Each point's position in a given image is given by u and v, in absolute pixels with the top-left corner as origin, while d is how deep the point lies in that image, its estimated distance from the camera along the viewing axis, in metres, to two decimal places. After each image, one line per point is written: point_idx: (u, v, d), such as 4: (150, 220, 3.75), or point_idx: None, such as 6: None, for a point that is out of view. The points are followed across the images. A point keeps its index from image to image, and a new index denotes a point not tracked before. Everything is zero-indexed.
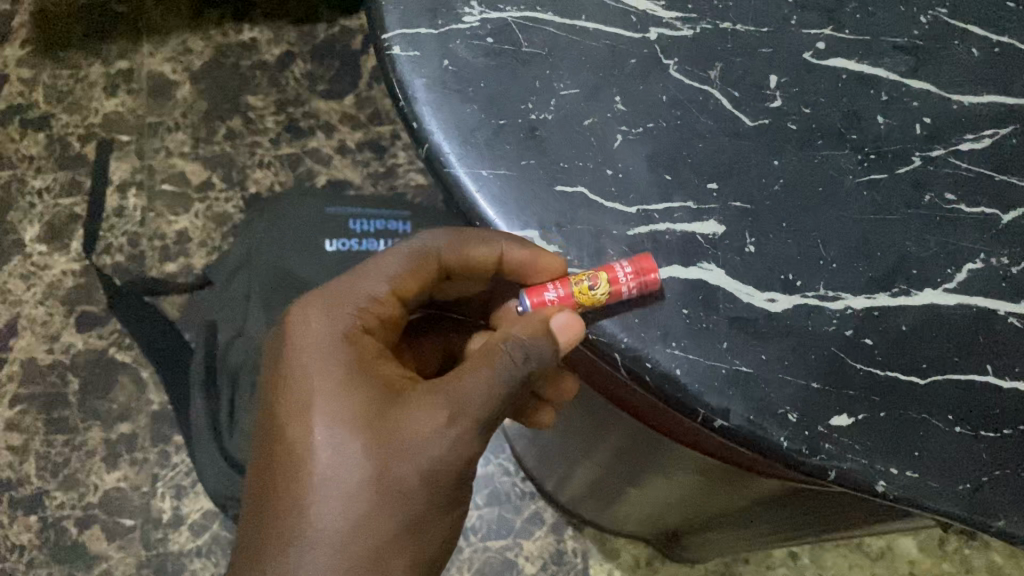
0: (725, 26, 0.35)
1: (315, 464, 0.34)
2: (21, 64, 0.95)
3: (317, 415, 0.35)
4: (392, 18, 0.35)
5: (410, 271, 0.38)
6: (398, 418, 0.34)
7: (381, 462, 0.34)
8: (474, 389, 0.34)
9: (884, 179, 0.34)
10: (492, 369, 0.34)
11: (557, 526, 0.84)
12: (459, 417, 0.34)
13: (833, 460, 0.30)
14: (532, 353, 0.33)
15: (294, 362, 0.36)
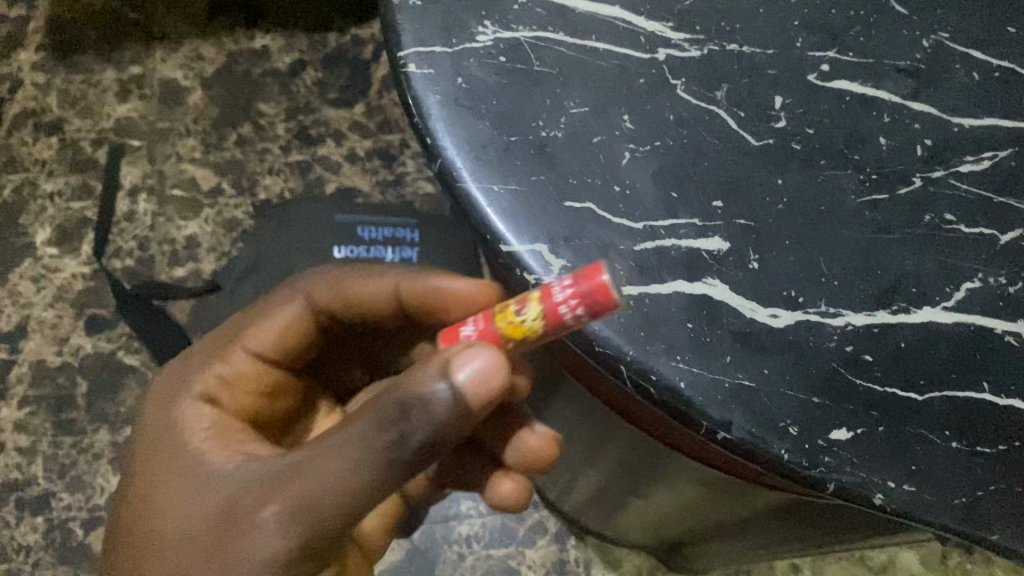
0: (732, 48, 0.36)
1: (146, 531, 0.38)
2: (35, 68, 0.96)
3: (154, 481, 0.40)
4: (408, 36, 0.36)
5: (278, 328, 0.45)
6: (219, 493, 0.37)
7: (194, 539, 0.37)
8: (301, 468, 0.35)
9: (886, 199, 0.34)
10: (341, 440, 0.34)
11: (559, 536, 0.85)
12: (275, 496, 0.35)
13: (832, 473, 0.31)
14: (421, 416, 0.33)
15: (147, 430, 0.42)
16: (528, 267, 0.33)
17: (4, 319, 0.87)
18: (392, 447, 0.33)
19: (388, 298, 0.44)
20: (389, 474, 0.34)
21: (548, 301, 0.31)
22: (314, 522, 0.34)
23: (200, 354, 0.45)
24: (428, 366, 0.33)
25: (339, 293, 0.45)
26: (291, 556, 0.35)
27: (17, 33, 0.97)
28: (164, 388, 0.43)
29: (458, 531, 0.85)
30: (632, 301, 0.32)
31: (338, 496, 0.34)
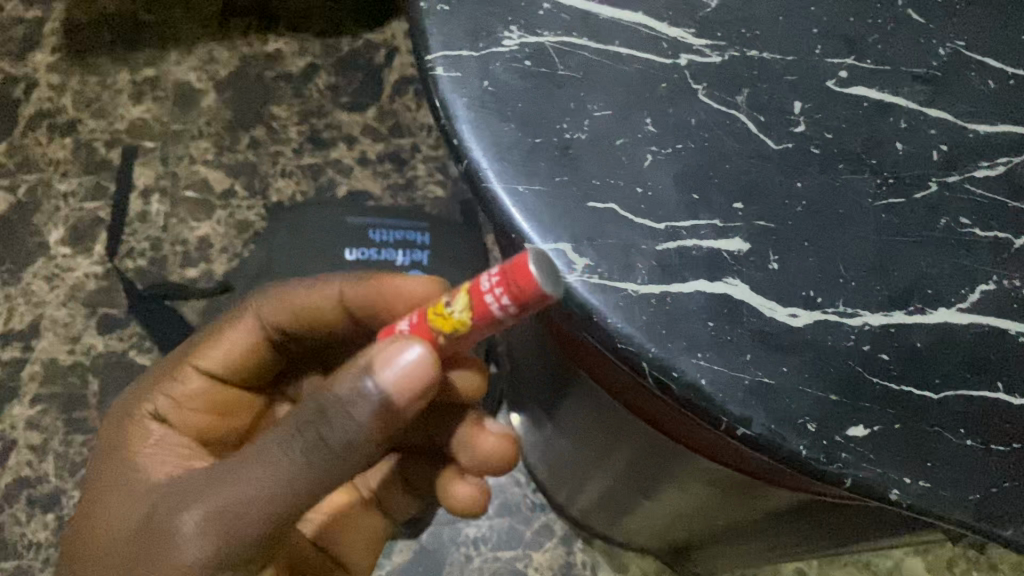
0: (752, 54, 0.37)
1: (91, 536, 0.45)
2: (50, 70, 0.97)
3: (104, 490, 0.46)
4: (435, 41, 0.37)
5: (227, 349, 0.52)
6: (156, 501, 0.43)
7: (134, 537, 0.42)
8: (221, 476, 0.40)
9: (902, 203, 0.35)
10: (252, 451, 0.39)
11: (566, 539, 0.89)
12: (195, 500, 0.40)
13: (850, 468, 0.31)
14: (336, 420, 0.38)
15: (109, 445, 0.50)
16: None
17: (16, 317, 0.88)
18: (303, 452, 0.38)
19: (335, 306, 0.50)
20: (297, 478, 0.38)
21: (473, 297, 0.34)
22: (226, 526, 0.39)
23: (158, 375, 0.53)
24: (350, 370, 0.38)
25: (286, 308, 0.51)
26: (207, 558, 0.39)
27: (33, 35, 0.99)
28: (127, 409, 0.52)
29: (465, 533, 0.89)
30: (653, 299, 0.33)
31: (249, 503, 0.39)
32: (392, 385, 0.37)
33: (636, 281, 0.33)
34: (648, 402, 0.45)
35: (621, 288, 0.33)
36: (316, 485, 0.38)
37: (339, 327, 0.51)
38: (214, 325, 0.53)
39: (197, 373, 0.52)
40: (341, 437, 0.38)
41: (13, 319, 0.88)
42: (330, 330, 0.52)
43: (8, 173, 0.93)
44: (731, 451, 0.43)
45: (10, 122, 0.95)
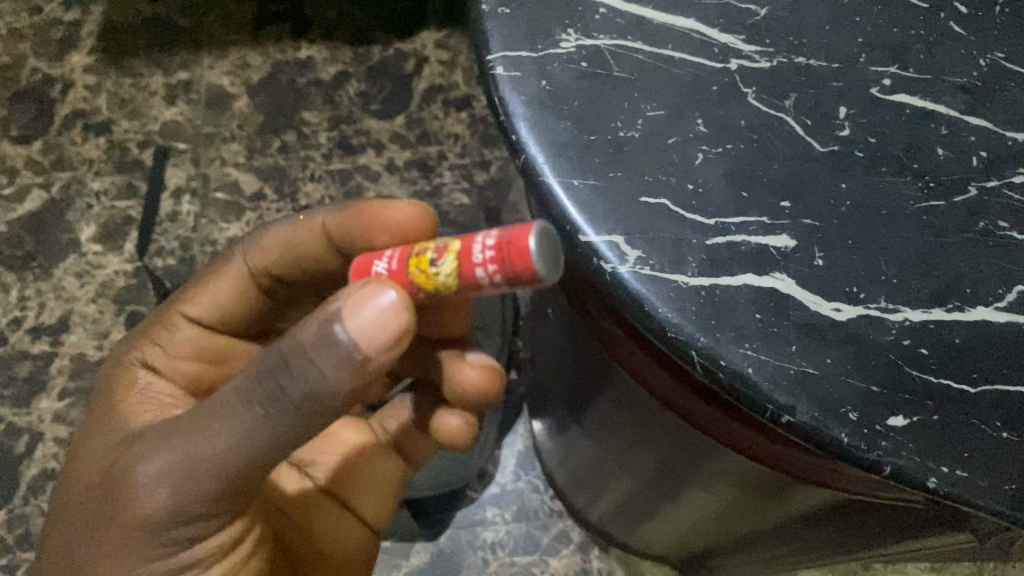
0: (800, 61, 0.39)
1: (72, 469, 0.48)
2: (87, 71, 1.06)
3: (89, 431, 0.50)
4: (496, 42, 0.39)
5: (212, 299, 0.55)
6: (133, 440, 0.46)
7: (101, 478, 0.45)
8: (186, 427, 0.42)
9: (943, 206, 0.37)
10: (217, 405, 0.41)
11: (583, 546, 0.93)
12: (167, 445, 0.42)
13: (889, 456, 0.33)
14: (310, 368, 0.38)
15: (99, 386, 0.54)
16: (604, 256, 0.35)
17: (47, 312, 0.97)
18: (266, 408, 0.39)
19: (320, 238, 0.52)
20: (260, 433, 0.40)
21: (464, 260, 0.36)
22: (194, 473, 0.42)
23: (150, 324, 0.56)
24: (318, 316, 0.38)
25: (269, 252, 0.53)
26: (167, 504, 0.42)
27: (72, 36, 1.07)
28: (117, 354, 0.55)
29: (483, 537, 0.93)
30: (702, 291, 0.34)
31: (210, 456, 0.41)
32: (364, 328, 0.37)
33: (687, 273, 0.35)
34: (679, 399, 0.47)
35: (672, 279, 0.35)
36: (272, 442, 0.40)
37: (324, 264, 0.53)
38: (204, 273, 0.56)
39: (186, 323, 0.55)
40: (303, 389, 0.38)
41: (45, 314, 0.97)
42: (319, 266, 0.53)
43: (44, 171, 1.02)
44: (752, 442, 0.46)
45: (47, 122, 1.04)
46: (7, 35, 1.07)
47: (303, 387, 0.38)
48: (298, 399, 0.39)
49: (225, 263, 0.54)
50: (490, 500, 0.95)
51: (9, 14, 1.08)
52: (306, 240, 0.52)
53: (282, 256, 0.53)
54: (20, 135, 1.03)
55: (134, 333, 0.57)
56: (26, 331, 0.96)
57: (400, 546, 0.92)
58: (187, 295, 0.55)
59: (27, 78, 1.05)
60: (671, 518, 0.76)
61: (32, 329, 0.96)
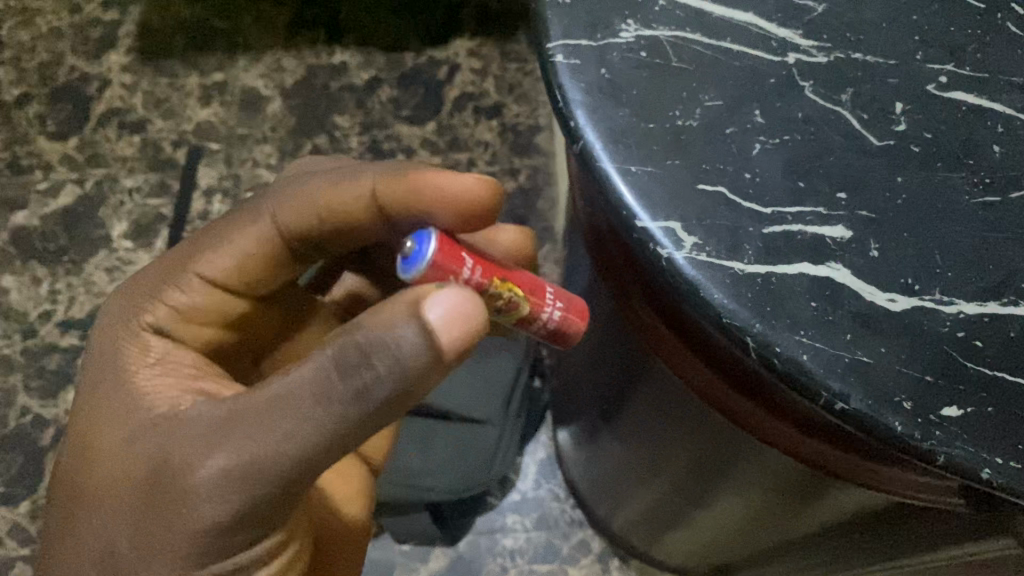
0: (856, 57, 0.39)
1: (93, 460, 0.44)
2: (123, 70, 1.07)
3: (104, 415, 0.45)
4: (556, 30, 0.39)
5: (236, 257, 0.49)
6: (176, 434, 0.42)
7: (139, 478, 0.42)
8: (243, 427, 0.40)
9: (998, 201, 0.37)
10: (280, 402, 0.40)
11: (602, 556, 0.93)
12: (229, 447, 0.40)
13: (943, 446, 0.33)
14: (388, 360, 0.38)
15: (97, 359, 0.48)
16: (659, 242, 0.35)
17: (77, 306, 0.98)
18: (347, 408, 0.39)
19: (367, 203, 0.50)
20: (337, 431, 0.39)
21: (536, 310, 0.43)
22: (259, 476, 0.40)
23: (154, 278, 0.50)
24: (397, 307, 0.38)
25: (314, 210, 0.50)
26: (227, 510, 0.40)
27: (110, 36, 1.09)
28: (114, 319, 0.49)
29: (502, 543, 0.93)
30: (759, 278, 0.35)
31: (280, 459, 0.39)
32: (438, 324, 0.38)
33: (743, 261, 0.35)
34: (720, 391, 0.47)
35: (728, 266, 0.35)
36: (346, 439, 0.40)
37: (363, 227, 0.51)
38: (218, 227, 0.50)
39: (201, 282, 0.49)
40: (388, 385, 0.39)
41: (74, 308, 0.98)
42: (355, 228, 0.51)
43: (78, 167, 1.03)
44: (791, 437, 0.46)
45: (83, 119, 1.05)
46: (47, 33, 1.09)
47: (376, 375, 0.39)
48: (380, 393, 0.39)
49: (252, 221, 0.49)
50: (510, 507, 0.94)
51: (49, 12, 1.10)
52: (344, 196, 0.50)
53: (323, 218, 0.50)
54: (57, 131, 1.05)
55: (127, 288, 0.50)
56: (56, 324, 0.98)
57: (419, 550, 0.92)
58: (202, 251, 0.49)
59: (65, 76, 1.07)
60: (695, 528, 0.75)
61: (62, 323, 0.98)
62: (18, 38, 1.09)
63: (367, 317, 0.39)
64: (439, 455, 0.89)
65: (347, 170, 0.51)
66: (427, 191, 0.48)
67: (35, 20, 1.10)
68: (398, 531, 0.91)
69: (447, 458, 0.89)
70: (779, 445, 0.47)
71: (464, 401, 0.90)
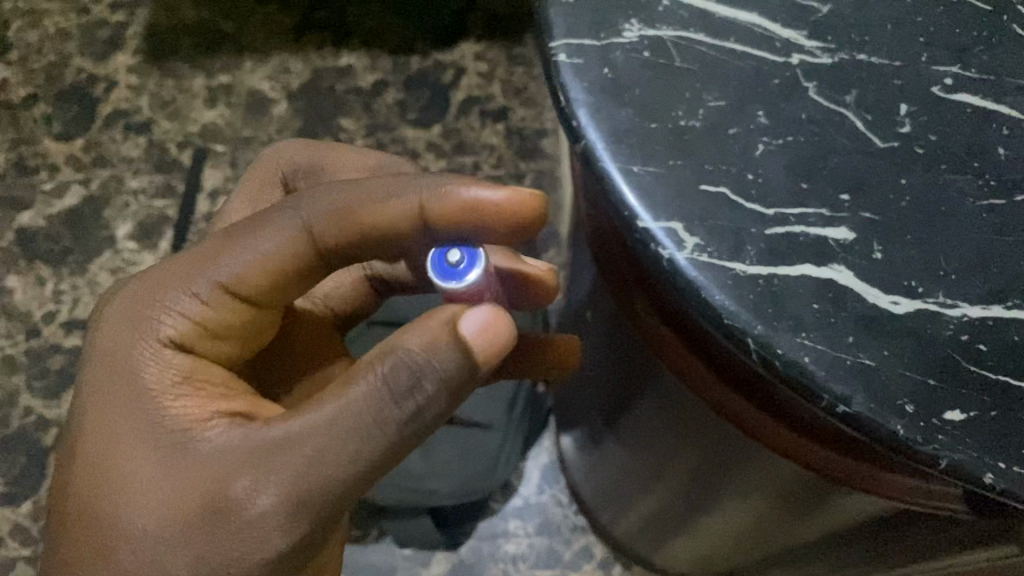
0: (861, 57, 0.39)
1: (123, 494, 0.41)
2: (130, 71, 1.07)
3: (126, 447, 0.41)
4: (559, 28, 0.39)
5: (262, 267, 0.43)
6: (218, 462, 0.40)
7: (182, 512, 0.40)
8: (301, 452, 0.39)
9: (1004, 204, 0.37)
10: (339, 424, 0.39)
11: (604, 562, 0.93)
12: (290, 475, 0.39)
13: (946, 450, 0.33)
14: (427, 370, 0.40)
15: (108, 381, 0.43)
16: (661, 242, 0.35)
17: (80, 306, 0.98)
18: (402, 428, 0.40)
19: (406, 213, 0.44)
20: (392, 447, 0.40)
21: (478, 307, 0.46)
22: (323, 500, 0.39)
23: (157, 284, 0.44)
24: (425, 324, 0.40)
25: (354, 224, 0.44)
26: (289, 535, 0.39)
27: (118, 37, 1.09)
28: (123, 334, 0.43)
29: (505, 549, 0.93)
30: (761, 280, 0.34)
31: (345, 480, 0.39)
32: (473, 337, 0.40)
33: (745, 262, 0.35)
34: (723, 395, 0.46)
35: (730, 267, 0.34)
36: (398, 452, 0.41)
37: (402, 244, 0.45)
38: (231, 227, 0.44)
39: (224, 295, 0.43)
40: (436, 402, 0.40)
41: (78, 308, 0.98)
42: (393, 245, 0.45)
43: (83, 168, 1.04)
44: (798, 443, 0.45)
45: (89, 120, 1.06)
46: (55, 34, 1.09)
47: (422, 390, 0.40)
48: (420, 405, 0.40)
49: (276, 227, 0.43)
50: (513, 512, 0.94)
51: (57, 13, 1.10)
52: (374, 214, 0.44)
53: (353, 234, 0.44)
54: (63, 132, 1.05)
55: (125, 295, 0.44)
56: (59, 325, 0.98)
57: (420, 554, 0.92)
58: (223, 259, 0.43)
59: (72, 77, 1.07)
60: (699, 535, 0.75)
61: (66, 323, 0.98)
62: (25, 39, 1.09)
63: (407, 337, 0.40)
64: (441, 458, 0.88)
65: (385, 179, 0.44)
66: (480, 207, 0.44)
67: (43, 21, 1.10)
68: (400, 535, 0.91)
69: (450, 462, 0.88)
70: (787, 452, 0.47)
71: (467, 405, 0.89)
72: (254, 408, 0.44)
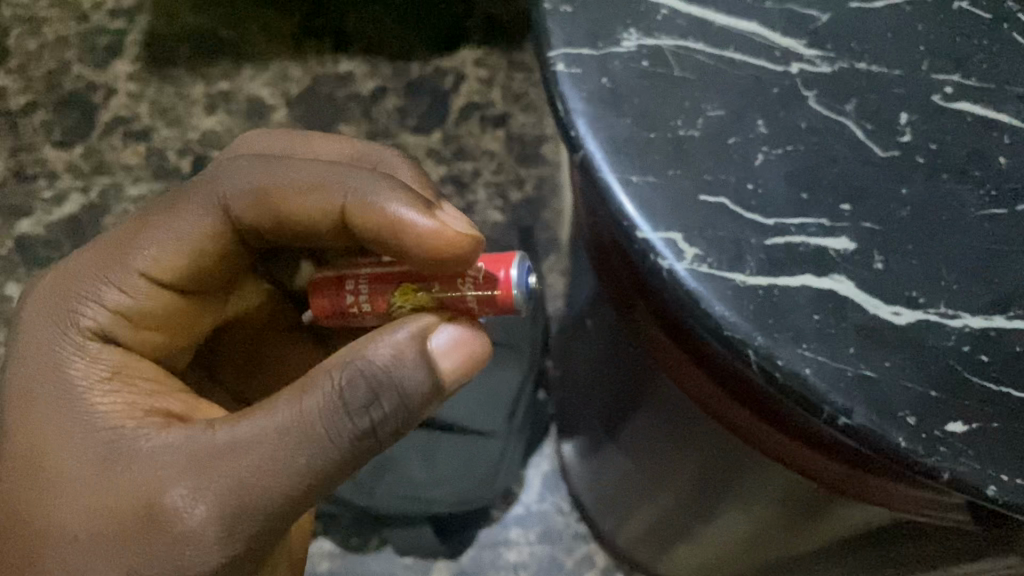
0: (861, 66, 0.39)
1: (55, 493, 0.42)
2: (129, 78, 1.07)
3: (52, 449, 0.43)
4: (557, 38, 0.39)
5: (187, 256, 0.47)
6: (148, 465, 0.41)
7: (107, 513, 0.41)
8: (232, 459, 0.40)
9: (1005, 214, 0.37)
10: (280, 435, 0.40)
11: (606, 570, 0.93)
12: (224, 483, 0.40)
13: (948, 462, 0.32)
14: (389, 383, 0.41)
15: (35, 383, 0.45)
16: (660, 252, 0.34)
17: None
18: (352, 442, 0.41)
19: (326, 212, 0.46)
20: (334, 462, 0.41)
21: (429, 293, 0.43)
22: (255, 510, 0.40)
23: (86, 277, 0.46)
24: (389, 337, 0.41)
25: (269, 209, 0.47)
26: (215, 542, 0.40)
27: (117, 44, 1.09)
28: (51, 328, 0.46)
29: (506, 557, 0.92)
30: (761, 290, 0.34)
31: (280, 493, 0.40)
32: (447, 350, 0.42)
33: (744, 272, 0.34)
34: (723, 404, 0.46)
35: (730, 278, 0.34)
36: (340, 468, 0.41)
37: (317, 235, 0.48)
38: (150, 211, 0.47)
39: (143, 283, 0.46)
40: (390, 420, 0.41)
41: None
42: (309, 238, 0.48)
43: (83, 176, 1.04)
44: (795, 450, 0.45)
45: (89, 128, 1.06)
46: (55, 42, 1.09)
47: (379, 402, 0.41)
48: (377, 415, 0.41)
49: (186, 202, 0.47)
50: (514, 521, 0.94)
51: (57, 21, 1.10)
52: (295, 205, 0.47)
53: (265, 213, 0.47)
54: (63, 139, 1.05)
55: (47, 284, 0.47)
56: None
57: (421, 563, 0.92)
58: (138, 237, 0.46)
59: (71, 84, 1.07)
60: (702, 544, 0.75)
61: None
62: (25, 46, 1.09)
63: (367, 345, 0.41)
64: (442, 465, 0.88)
65: (322, 172, 0.47)
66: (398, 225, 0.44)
67: (43, 28, 1.10)
68: (400, 542, 0.90)
69: (451, 469, 0.88)
70: (783, 458, 0.46)
71: (468, 412, 0.88)
72: (186, 407, 0.47)
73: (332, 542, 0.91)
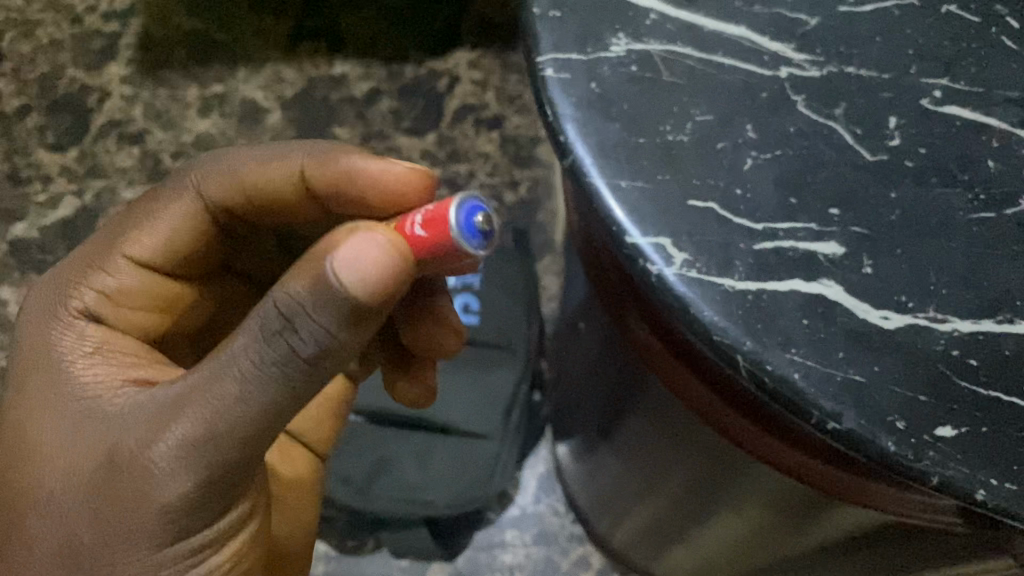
0: (850, 70, 0.39)
1: (39, 457, 0.43)
2: (123, 81, 1.07)
3: (39, 415, 0.44)
4: (546, 43, 0.39)
5: (166, 239, 0.49)
6: (116, 426, 0.41)
7: (81, 468, 0.41)
8: (182, 401, 0.39)
9: (994, 218, 0.37)
10: (213, 373, 0.38)
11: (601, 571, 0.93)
12: (172, 427, 0.39)
13: (937, 467, 0.32)
14: (299, 309, 0.36)
15: (28, 360, 0.46)
16: (648, 257, 0.34)
17: None
18: (278, 372, 0.37)
19: (286, 179, 0.49)
20: (270, 393, 0.38)
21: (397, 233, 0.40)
22: (205, 446, 0.38)
23: (76, 268, 0.49)
24: (302, 264, 0.37)
25: (238, 186, 0.49)
26: (173, 481, 0.39)
27: (111, 47, 1.09)
28: (42, 309, 0.48)
29: (502, 559, 0.92)
30: (749, 295, 0.34)
31: (223, 428, 0.38)
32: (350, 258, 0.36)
33: (733, 277, 0.34)
34: (712, 404, 0.46)
35: (719, 282, 0.34)
36: (281, 399, 0.38)
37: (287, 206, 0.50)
38: (139, 204, 0.50)
39: (132, 266, 0.49)
40: (311, 345, 0.37)
41: None
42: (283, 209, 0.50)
43: (77, 179, 1.03)
44: (785, 451, 0.45)
45: (83, 131, 1.05)
46: (48, 45, 1.09)
47: (294, 329, 0.37)
48: (295, 341, 0.37)
49: (171, 187, 0.50)
50: (510, 523, 0.94)
51: (51, 24, 1.10)
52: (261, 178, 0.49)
53: (238, 191, 0.49)
54: (57, 143, 1.05)
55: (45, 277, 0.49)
56: None
57: (417, 565, 0.91)
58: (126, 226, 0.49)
59: (65, 87, 1.07)
60: (695, 546, 0.75)
61: None
62: (19, 50, 1.09)
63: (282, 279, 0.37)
64: (437, 469, 0.87)
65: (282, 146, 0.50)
66: (350, 174, 0.47)
67: (36, 32, 1.09)
68: (395, 545, 0.90)
69: (445, 471, 0.87)
70: (773, 459, 0.46)
71: (463, 415, 0.88)
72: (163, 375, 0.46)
73: (328, 544, 0.91)
